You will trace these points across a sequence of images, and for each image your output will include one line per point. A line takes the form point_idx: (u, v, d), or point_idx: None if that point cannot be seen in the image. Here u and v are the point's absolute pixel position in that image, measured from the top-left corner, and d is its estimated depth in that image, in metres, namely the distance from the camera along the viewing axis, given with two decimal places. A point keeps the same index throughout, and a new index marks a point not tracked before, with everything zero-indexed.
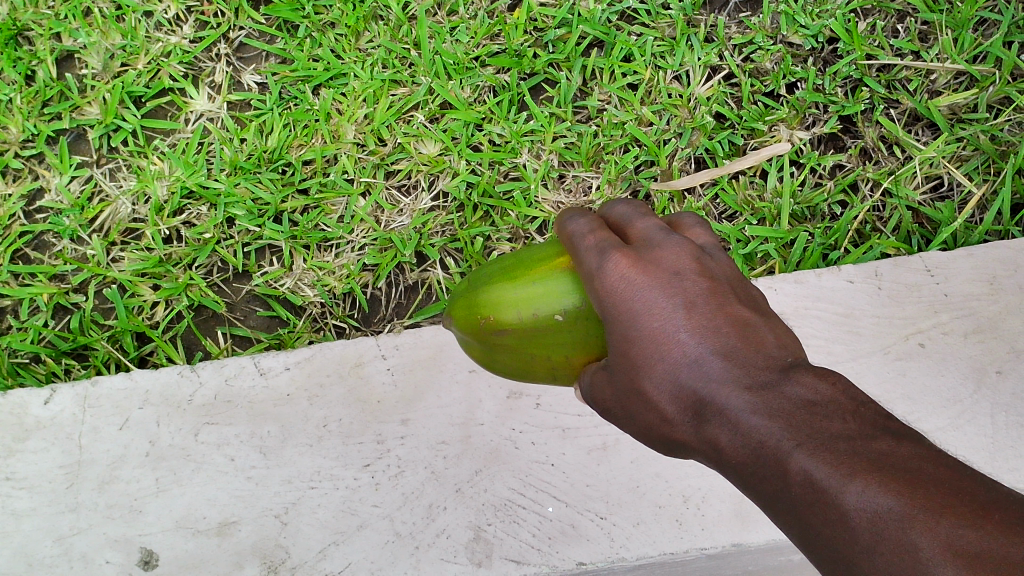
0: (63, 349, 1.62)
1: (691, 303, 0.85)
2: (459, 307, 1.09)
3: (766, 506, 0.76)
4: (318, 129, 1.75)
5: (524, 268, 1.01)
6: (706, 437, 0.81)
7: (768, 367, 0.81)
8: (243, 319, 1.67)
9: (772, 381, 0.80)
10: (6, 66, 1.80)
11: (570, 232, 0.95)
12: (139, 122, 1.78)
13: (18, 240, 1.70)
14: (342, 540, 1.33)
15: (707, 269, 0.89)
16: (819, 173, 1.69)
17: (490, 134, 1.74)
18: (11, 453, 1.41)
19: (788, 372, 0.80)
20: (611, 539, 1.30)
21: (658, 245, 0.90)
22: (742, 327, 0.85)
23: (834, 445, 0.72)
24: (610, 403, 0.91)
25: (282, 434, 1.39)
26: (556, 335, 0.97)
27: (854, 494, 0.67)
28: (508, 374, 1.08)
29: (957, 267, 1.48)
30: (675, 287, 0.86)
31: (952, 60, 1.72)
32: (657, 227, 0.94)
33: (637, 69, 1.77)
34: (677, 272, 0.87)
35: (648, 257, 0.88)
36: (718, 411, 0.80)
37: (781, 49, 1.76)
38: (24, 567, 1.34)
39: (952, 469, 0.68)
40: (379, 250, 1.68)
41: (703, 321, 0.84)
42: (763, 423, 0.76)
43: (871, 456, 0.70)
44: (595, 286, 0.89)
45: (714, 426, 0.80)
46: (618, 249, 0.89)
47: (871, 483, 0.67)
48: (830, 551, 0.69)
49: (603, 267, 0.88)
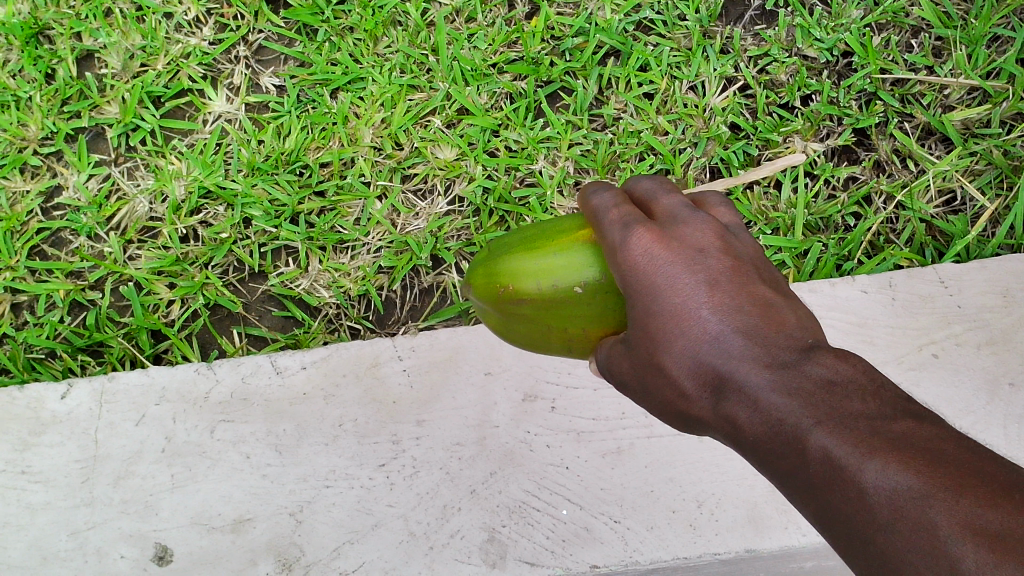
0: (79, 345, 1.63)
1: (714, 281, 0.86)
2: (477, 276, 1.10)
3: (782, 481, 0.78)
4: (335, 133, 1.77)
5: (544, 240, 1.02)
6: (723, 414, 0.82)
7: (789, 347, 0.82)
8: (258, 318, 1.68)
9: (792, 360, 0.81)
10: (26, 64, 1.82)
11: (594, 206, 0.96)
12: (157, 122, 1.79)
13: (36, 236, 1.71)
14: (357, 539, 1.33)
15: (731, 248, 0.90)
16: (833, 184, 1.70)
17: (507, 140, 1.75)
18: (26, 446, 1.41)
19: (809, 352, 0.82)
20: (625, 543, 1.31)
21: (683, 221, 0.91)
22: (764, 307, 0.86)
23: (855, 424, 0.73)
24: (627, 376, 0.92)
25: (297, 432, 1.40)
26: (573, 307, 0.98)
27: (872, 472, 0.68)
28: (521, 345, 1.09)
29: (970, 279, 1.49)
30: (700, 264, 0.87)
31: (966, 75, 1.74)
32: (682, 203, 0.95)
33: (652, 79, 1.79)
34: (701, 250, 0.88)
35: (672, 234, 0.89)
36: (737, 388, 0.81)
37: (796, 62, 1.78)
38: (38, 561, 1.35)
39: (970, 449, 0.69)
40: (395, 252, 1.68)
41: (725, 299, 0.85)
42: (783, 400, 0.77)
43: (891, 435, 0.71)
44: (617, 260, 0.90)
45: (732, 403, 0.81)
46: (642, 225, 0.90)
47: (889, 462, 0.68)
48: (844, 528, 0.70)
49: (627, 242, 0.89)
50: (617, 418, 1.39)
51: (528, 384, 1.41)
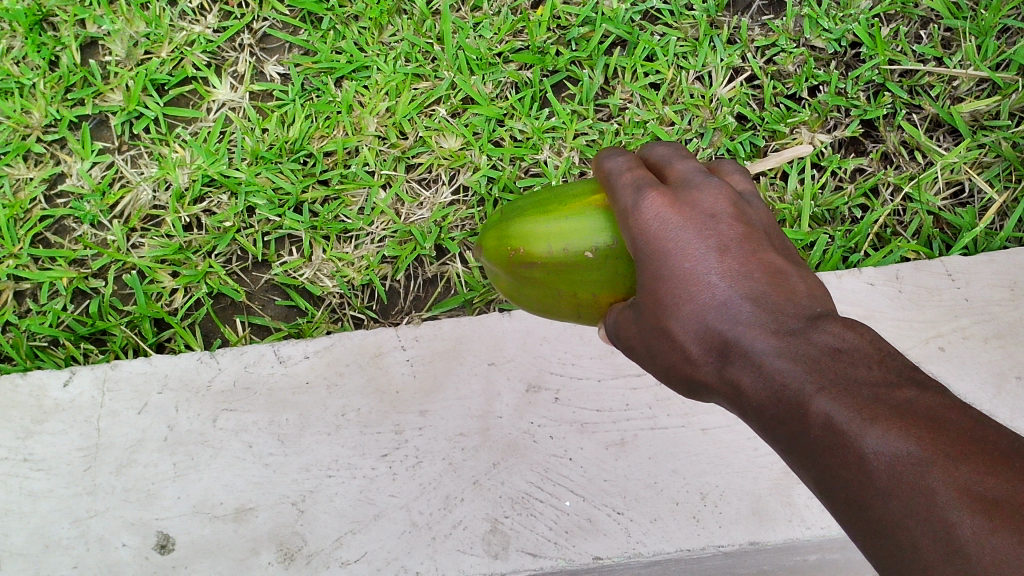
0: (82, 333, 1.62)
1: (724, 247, 0.86)
2: (490, 239, 1.10)
3: (784, 446, 0.78)
4: (340, 121, 1.76)
5: (558, 204, 1.02)
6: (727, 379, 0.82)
7: (796, 315, 0.82)
8: (261, 308, 1.67)
9: (799, 328, 0.81)
10: (30, 51, 1.81)
11: (607, 170, 0.95)
12: (162, 110, 1.78)
13: (39, 224, 1.71)
14: (359, 529, 1.32)
15: (742, 215, 0.90)
16: (840, 176, 1.69)
17: (511, 130, 1.74)
18: (29, 434, 1.41)
19: (816, 319, 0.82)
20: (628, 535, 1.30)
21: (696, 187, 0.91)
22: (773, 274, 0.86)
23: (859, 390, 0.72)
24: (632, 340, 0.92)
25: (300, 421, 1.40)
26: (583, 273, 0.98)
27: (873, 439, 0.68)
28: (533, 309, 1.10)
29: (978, 272, 1.48)
30: (710, 230, 0.87)
31: (976, 67, 1.72)
32: (697, 168, 0.94)
33: (659, 69, 1.78)
34: (713, 215, 0.88)
35: (683, 199, 0.89)
36: (742, 353, 0.81)
37: (804, 52, 1.76)
38: (40, 548, 1.34)
39: (974, 418, 0.68)
40: (399, 242, 1.67)
41: (735, 265, 0.86)
42: (787, 364, 0.77)
43: (894, 402, 0.70)
44: (628, 224, 0.90)
45: (736, 368, 0.81)
46: (655, 188, 0.90)
47: (891, 428, 0.68)
48: (843, 493, 0.70)
49: (639, 205, 0.89)
50: (621, 410, 1.38)
51: (532, 375, 1.41)
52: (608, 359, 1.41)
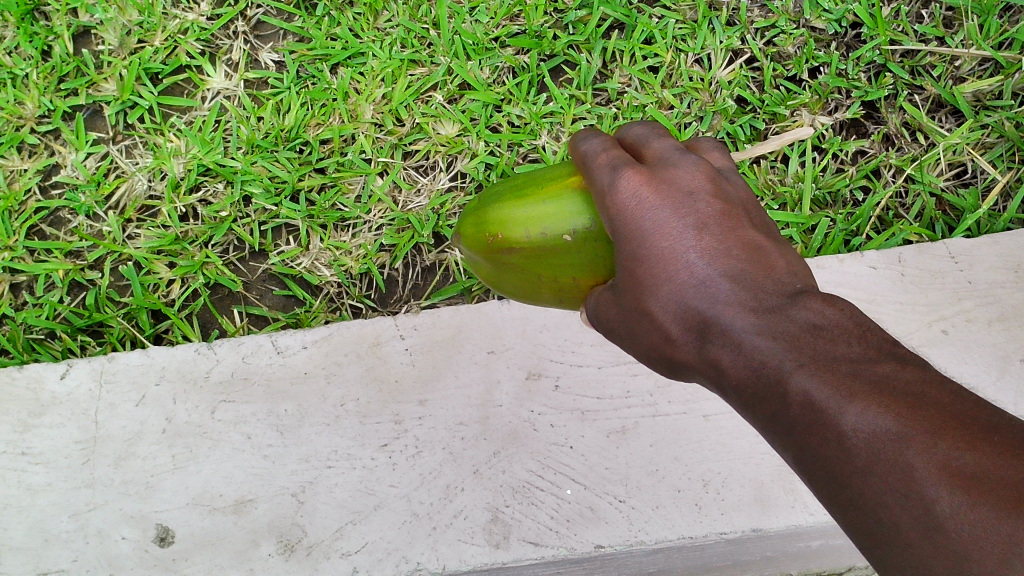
0: (78, 325, 1.61)
1: (703, 224, 0.85)
2: (466, 225, 1.09)
3: (765, 424, 0.78)
4: (335, 109, 1.74)
5: (534, 188, 1.01)
6: (708, 358, 0.82)
7: (776, 291, 0.82)
8: (259, 298, 1.66)
9: (778, 305, 0.80)
10: (22, 41, 1.80)
11: (583, 152, 0.94)
12: (156, 99, 1.77)
13: (34, 216, 1.70)
14: (360, 520, 1.31)
15: (721, 190, 0.89)
16: (841, 158, 1.66)
17: (509, 115, 1.73)
18: (27, 427, 1.40)
19: (796, 295, 0.81)
20: (630, 523, 1.29)
21: (673, 163, 0.90)
22: (752, 251, 0.85)
23: (837, 367, 0.73)
24: (613, 322, 0.92)
25: (299, 412, 1.39)
26: (563, 256, 0.98)
27: (852, 416, 0.68)
28: (514, 294, 1.09)
29: (981, 254, 1.46)
30: (688, 208, 0.86)
31: (978, 46, 1.70)
32: (673, 145, 0.93)
33: (657, 52, 1.76)
34: (690, 193, 0.87)
35: (661, 177, 0.88)
36: (721, 332, 0.81)
37: (803, 33, 1.75)
38: (39, 542, 1.34)
39: (953, 392, 0.69)
40: (396, 230, 1.66)
41: (714, 243, 0.84)
42: (767, 343, 0.77)
43: (873, 378, 0.71)
44: (606, 204, 0.89)
45: (716, 347, 0.81)
46: (631, 167, 0.89)
47: (870, 405, 0.68)
48: (823, 472, 0.71)
49: (615, 184, 0.88)
50: (621, 397, 1.37)
51: (532, 363, 1.40)
52: (607, 346, 1.40)
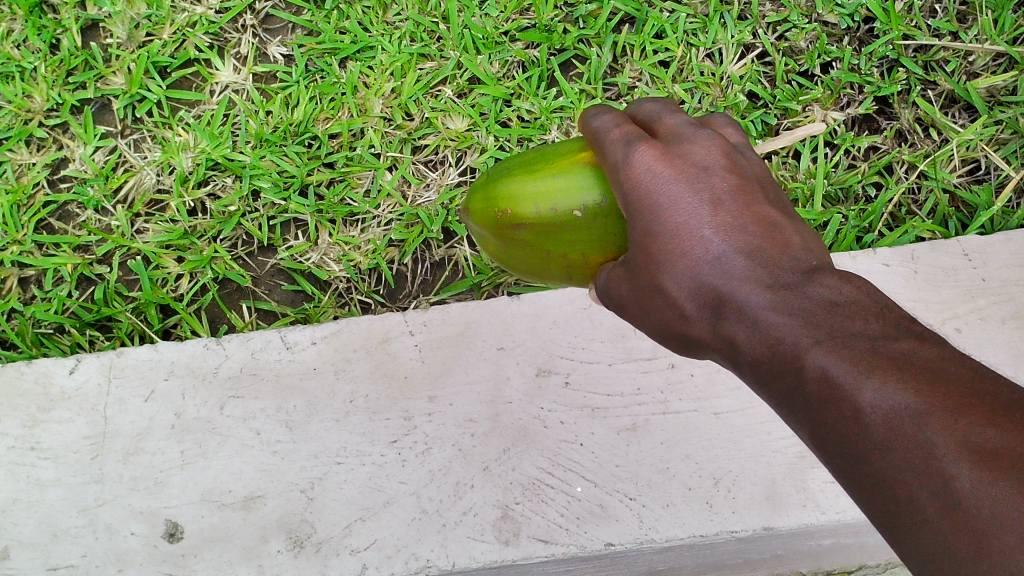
0: (87, 319, 1.60)
1: (718, 201, 0.85)
2: (476, 201, 1.08)
3: (779, 401, 0.77)
4: (344, 103, 1.74)
5: (544, 163, 1.00)
6: (723, 334, 0.82)
7: (792, 268, 0.81)
8: (267, 293, 1.65)
9: (795, 282, 0.80)
10: (30, 35, 1.79)
11: (594, 128, 0.92)
12: (164, 93, 1.76)
13: (43, 210, 1.70)
14: (369, 516, 1.31)
15: (736, 166, 0.89)
16: (853, 154, 1.65)
17: (519, 110, 1.72)
18: (35, 422, 1.40)
19: (813, 273, 0.81)
20: (640, 521, 1.29)
21: (688, 139, 0.89)
22: (768, 227, 0.85)
23: (855, 343, 0.72)
24: (624, 299, 0.91)
25: (308, 408, 1.38)
26: (573, 232, 0.97)
27: (870, 392, 0.68)
28: (522, 271, 1.09)
29: (995, 251, 1.45)
30: (703, 183, 0.85)
31: (992, 41, 1.69)
32: (687, 119, 0.93)
33: (668, 46, 1.75)
34: (706, 168, 0.87)
35: (676, 153, 0.88)
36: (736, 309, 0.80)
37: (816, 28, 1.73)
38: (48, 538, 1.33)
39: (973, 370, 0.68)
40: (405, 225, 1.65)
41: (729, 219, 0.84)
42: (782, 319, 0.77)
43: (892, 355, 0.70)
44: (619, 178, 0.88)
45: (731, 324, 0.81)
46: (645, 141, 0.88)
47: (888, 382, 0.68)
48: (840, 449, 0.70)
49: (629, 158, 0.87)
50: (632, 394, 1.36)
51: (542, 359, 1.39)
52: (617, 343, 1.40)
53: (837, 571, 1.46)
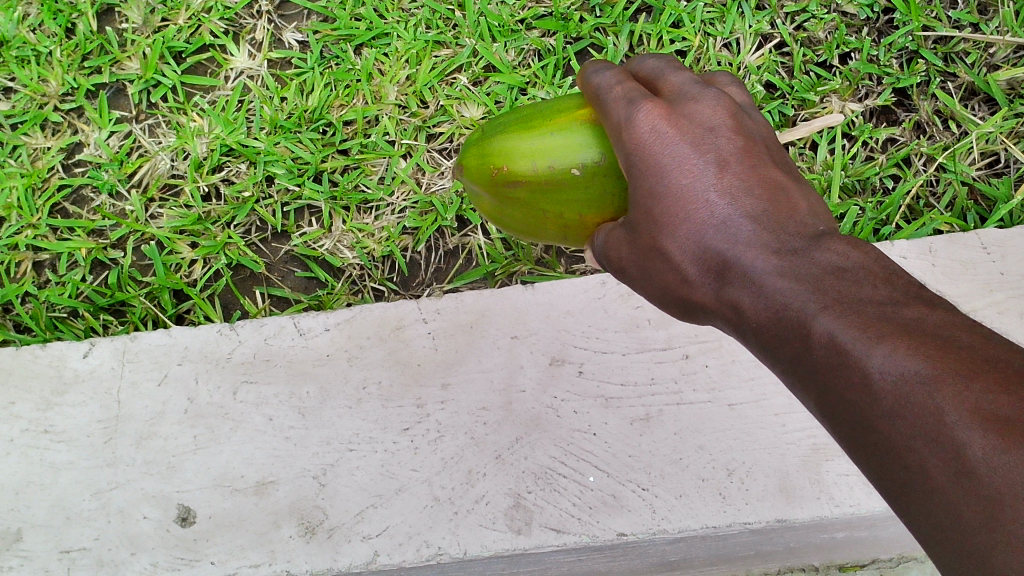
0: (101, 304, 1.60)
1: (723, 162, 0.85)
2: (468, 156, 1.07)
3: (783, 367, 0.77)
4: (359, 90, 1.74)
5: (540, 119, 1.00)
6: (727, 299, 0.81)
7: (798, 234, 0.81)
8: (281, 279, 1.65)
9: (801, 248, 0.79)
10: (46, 19, 1.80)
11: (594, 85, 0.93)
12: (179, 78, 1.76)
13: (57, 194, 1.70)
14: (381, 503, 1.31)
15: (742, 127, 0.88)
16: (871, 146, 1.64)
17: (535, 98, 1.71)
18: (49, 405, 1.41)
19: (818, 238, 0.80)
20: (653, 511, 1.28)
21: (693, 98, 0.89)
22: (774, 191, 0.84)
23: (862, 308, 0.72)
24: (624, 262, 0.92)
25: (321, 395, 1.38)
26: (571, 190, 0.97)
27: (879, 358, 0.67)
28: (516, 230, 1.09)
29: (1014, 245, 1.41)
30: (709, 145, 0.85)
31: (1013, 33, 1.67)
32: (692, 76, 0.92)
33: (685, 36, 1.74)
34: (712, 129, 0.86)
35: (682, 113, 0.87)
36: (742, 274, 0.80)
37: (834, 18, 1.73)
38: (61, 520, 1.34)
39: (982, 336, 0.68)
40: (419, 213, 1.65)
41: (734, 182, 0.84)
42: (788, 286, 0.76)
43: (901, 321, 0.70)
44: (622, 137, 0.88)
45: (735, 289, 0.80)
46: (649, 100, 0.87)
47: (897, 348, 0.67)
48: (845, 415, 0.70)
49: (633, 118, 0.87)
50: (646, 384, 1.35)
51: (556, 348, 1.38)
52: (632, 333, 1.39)
53: (849, 565, 1.44)
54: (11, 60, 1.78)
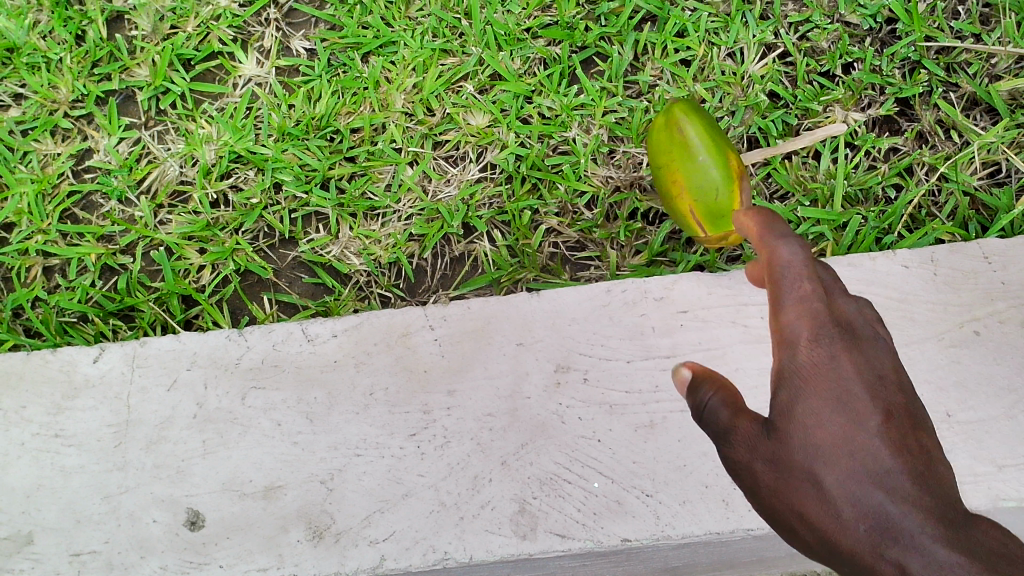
0: (111, 309, 1.62)
1: (890, 414, 0.98)
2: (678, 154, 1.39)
3: None
4: (366, 97, 1.76)
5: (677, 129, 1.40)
6: (879, 556, 0.90)
7: (936, 476, 0.94)
8: (289, 284, 1.67)
9: (957, 517, 0.90)
10: (56, 26, 1.82)
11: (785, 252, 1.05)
12: (188, 85, 1.79)
13: (66, 200, 1.72)
14: (388, 508, 1.33)
15: (879, 335, 1.06)
16: (874, 155, 1.65)
17: (540, 106, 1.73)
18: (60, 410, 1.42)
19: (962, 503, 0.92)
20: (657, 517, 1.29)
21: (847, 297, 1.06)
22: (901, 401, 1.00)
23: (968, 547, 0.86)
24: (730, 427, 1.02)
25: (328, 401, 1.40)
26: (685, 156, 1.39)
27: (938, 552, 0.86)
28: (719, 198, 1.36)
29: (1015, 254, 1.41)
30: (879, 394, 0.99)
31: (1014, 44, 1.69)
32: (829, 269, 1.09)
33: (690, 45, 1.76)
34: (881, 375, 1.01)
35: (860, 348, 1.02)
36: (906, 537, 0.89)
37: (838, 28, 1.74)
38: (72, 523, 1.36)
39: None
40: (425, 220, 1.67)
41: (897, 432, 0.96)
42: (913, 518, 0.90)
43: (986, 554, 0.86)
44: (794, 382, 1.01)
45: (856, 540, 0.92)
46: (839, 339, 1.01)
47: (943, 543, 0.87)
48: None
49: (804, 351, 1.01)
50: (650, 391, 1.37)
51: (561, 355, 1.40)
52: (636, 340, 1.40)
53: None
54: (22, 67, 1.80)
